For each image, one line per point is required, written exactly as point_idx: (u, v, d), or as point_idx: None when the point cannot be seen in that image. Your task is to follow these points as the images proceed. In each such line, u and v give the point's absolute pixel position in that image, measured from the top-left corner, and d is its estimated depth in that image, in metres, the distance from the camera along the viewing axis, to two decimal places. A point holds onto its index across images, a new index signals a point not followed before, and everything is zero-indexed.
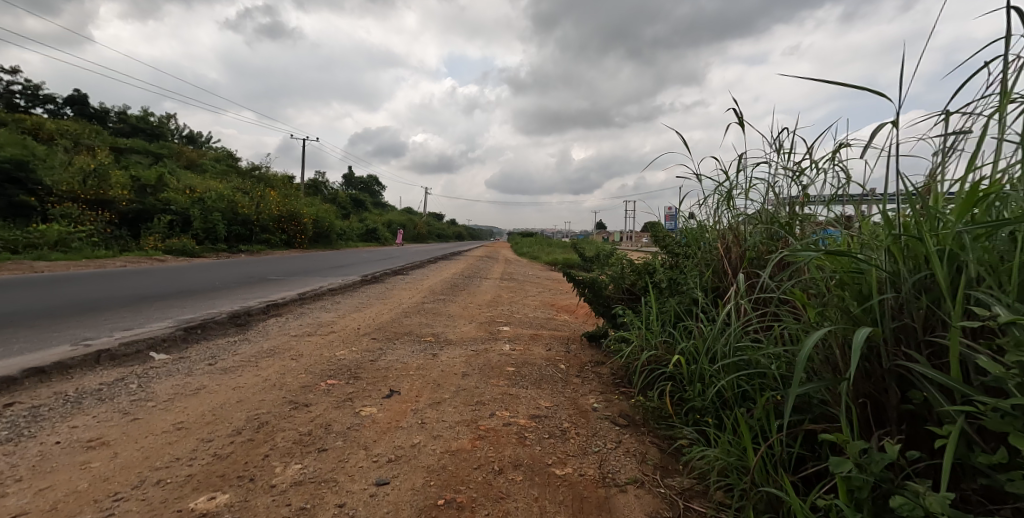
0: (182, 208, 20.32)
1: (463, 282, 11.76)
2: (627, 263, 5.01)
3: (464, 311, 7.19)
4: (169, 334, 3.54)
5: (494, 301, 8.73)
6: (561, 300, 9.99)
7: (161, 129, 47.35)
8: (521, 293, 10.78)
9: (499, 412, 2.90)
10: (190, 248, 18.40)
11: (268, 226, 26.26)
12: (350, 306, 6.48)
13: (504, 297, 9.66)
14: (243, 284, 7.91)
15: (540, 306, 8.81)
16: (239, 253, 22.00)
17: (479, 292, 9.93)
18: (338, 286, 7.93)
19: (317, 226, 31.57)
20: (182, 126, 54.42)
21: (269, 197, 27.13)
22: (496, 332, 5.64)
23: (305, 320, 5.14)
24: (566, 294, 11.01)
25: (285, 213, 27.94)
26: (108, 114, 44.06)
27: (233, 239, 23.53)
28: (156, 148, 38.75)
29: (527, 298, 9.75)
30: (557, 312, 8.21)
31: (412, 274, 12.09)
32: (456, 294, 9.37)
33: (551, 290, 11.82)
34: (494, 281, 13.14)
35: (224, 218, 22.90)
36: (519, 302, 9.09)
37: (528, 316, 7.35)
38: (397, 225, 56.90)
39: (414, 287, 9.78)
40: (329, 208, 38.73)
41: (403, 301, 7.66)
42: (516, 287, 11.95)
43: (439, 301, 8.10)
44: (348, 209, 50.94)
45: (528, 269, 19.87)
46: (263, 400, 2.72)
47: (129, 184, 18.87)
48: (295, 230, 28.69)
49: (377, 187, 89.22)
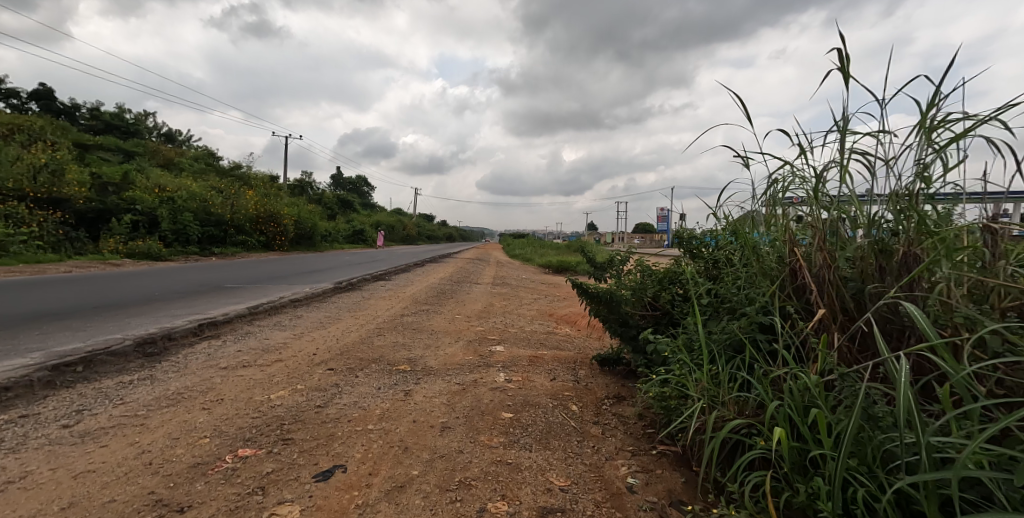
0: (147, 209, 19.89)
1: (451, 288, 10.70)
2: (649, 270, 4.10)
3: (449, 325, 6.18)
4: (20, 380, 2.55)
5: (485, 312, 7.70)
6: (562, 309, 8.96)
7: (138, 127, 46.19)
8: (515, 300, 9.74)
9: (491, 506, 1.91)
10: (152, 250, 18.64)
11: (244, 227, 25.06)
12: (312, 323, 5.46)
13: (497, 306, 8.61)
14: (193, 293, 6.91)
15: (538, 317, 7.79)
16: (209, 256, 21.21)
17: (469, 301, 8.88)
18: (303, 296, 6.89)
19: (299, 227, 30.31)
20: (160, 124, 53.13)
21: (246, 197, 25.89)
22: (487, 356, 4.64)
23: (247, 345, 4.12)
24: (566, 303, 9.97)
25: (264, 214, 26.72)
26: (79, 111, 42.85)
27: (206, 241, 22.60)
28: (130, 146, 37.64)
29: (523, 308, 8.69)
30: (556, 324, 7.25)
31: (396, 281, 11.02)
32: (442, 303, 8.34)
33: (549, 297, 10.75)
34: (486, 287, 12.08)
35: (195, 218, 21.93)
36: (514, 312, 8.06)
37: (524, 330, 6.36)
38: (386, 227, 55.51)
39: (396, 295, 8.75)
40: (313, 209, 37.39)
41: (380, 314, 6.64)
42: (511, 294, 10.89)
43: (421, 313, 7.07)
44: (334, 210, 49.68)
45: (522, 273, 18.83)
46: (112, 501, 1.69)
47: (89, 183, 18.83)
48: (275, 231, 27.45)
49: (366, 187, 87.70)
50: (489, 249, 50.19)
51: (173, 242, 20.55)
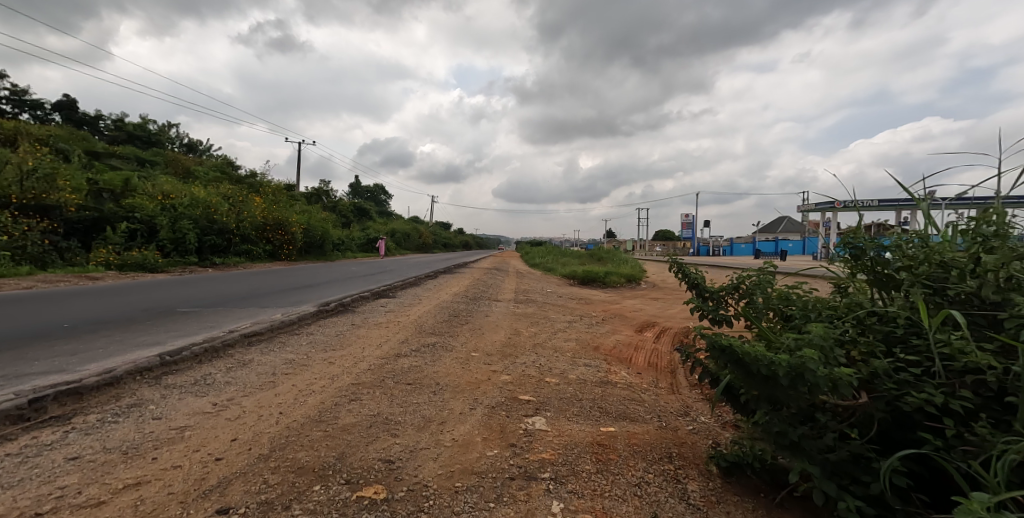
0: (144, 216, 19.14)
1: (466, 309, 8.89)
2: (851, 325, 2.23)
3: (463, 376, 4.39)
4: None
5: (509, 348, 5.88)
6: (606, 343, 7.06)
7: (161, 136, 46.53)
8: (545, 326, 7.86)
9: None
10: (148, 262, 17.70)
11: (250, 236, 23.94)
12: (258, 379, 3.69)
13: (524, 336, 6.77)
14: (132, 318, 5.35)
15: (579, 357, 5.91)
16: (208, 267, 20.12)
17: (489, 328, 7.07)
18: (268, 327, 5.18)
19: (309, 236, 29.03)
20: (182, 134, 53.58)
21: (253, 203, 24.72)
22: (525, 451, 2.77)
23: (103, 440, 2.34)
24: (610, 331, 8.05)
25: (272, 222, 25.51)
26: (98, 122, 43.07)
27: (208, 250, 21.53)
28: (148, 154, 37.63)
29: (557, 340, 6.81)
30: (608, 366, 5.52)
31: (401, 300, 9.28)
32: (455, 331, 6.56)
33: (585, 322, 8.82)
34: (508, 306, 10.21)
35: (196, 227, 20.91)
36: (548, 348, 6.17)
37: (569, 382, 4.52)
38: (402, 235, 54.33)
39: (396, 320, 7.03)
40: (326, 217, 36.25)
41: (368, 352, 4.88)
42: (540, 316, 9.02)
43: (426, 350, 5.29)
44: (348, 218, 48.90)
45: (548, 286, 17.03)
46: None
47: (86, 189, 18.19)
48: (282, 239, 26.15)
49: (383, 196, 87.23)
50: (506, 257, 48.53)
51: (170, 251, 19.69)
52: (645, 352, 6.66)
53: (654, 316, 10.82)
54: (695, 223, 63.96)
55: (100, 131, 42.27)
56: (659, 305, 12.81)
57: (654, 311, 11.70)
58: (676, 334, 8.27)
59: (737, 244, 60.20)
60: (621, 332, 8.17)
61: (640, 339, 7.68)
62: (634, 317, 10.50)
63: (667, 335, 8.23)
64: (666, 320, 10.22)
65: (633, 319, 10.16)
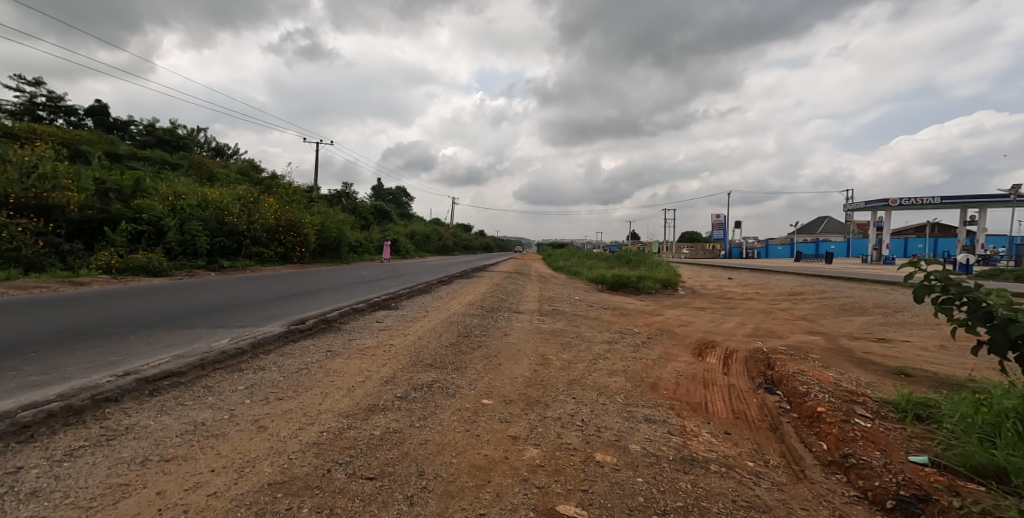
0: (151, 218, 18.27)
1: (483, 326, 7.34)
2: None
3: (466, 457, 2.77)
4: None
5: (534, 393, 4.27)
6: (663, 376, 5.38)
7: (188, 140, 46.76)
8: (580, 350, 6.24)
9: None
10: (152, 265, 16.78)
11: (261, 238, 22.85)
12: (105, 477, 2.08)
13: (554, 368, 5.15)
14: (22, 346, 3.94)
15: (634, 403, 4.24)
16: (215, 271, 19.08)
17: (510, 355, 5.49)
18: (195, 365, 3.64)
19: (324, 237, 27.97)
20: (210, 139, 54.04)
21: (266, 203, 23.69)
22: None
23: None
24: (662, 359, 6.35)
25: (284, 223, 24.40)
26: (127, 126, 43.34)
27: (217, 253, 20.58)
28: (174, 157, 37.61)
29: (599, 373, 5.16)
30: (678, 421, 3.86)
31: (403, 313, 7.75)
32: (465, 360, 5.00)
33: (628, 344, 7.14)
34: (533, 319, 8.60)
35: (205, 228, 19.96)
36: (589, 390, 4.53)
37: (635, 466, 2.85)
38: (421, 236, 53.22)
39: (389, 343, 5.52)
40: (344, 219, 35.30)
41: (329, 406, 3.30)
42: (572, 334, 7.41)
43: (418, 397, 3.72)
44: (367, 220, 48.04)
45: (576, 292, 15.29)
46: None
47: (92, 189, 17.46)
48: (295, 241, 25.04)
49: (405, 198, 86.87)
50: (528, 260, 46.81)
51: (176, 254, 18.77)
52: (719, 393, 4.95)
53: (708, 333, 9.02)
54: (726, 223, 60.86)
55: (128, 135, 42.63)
56: (707, 320, 10.97)
57: (706, 327, 9.86)
58: (748, 362, 6.52)
59: (773, 246, 57.00)
60: (676, 359, 6.46)
61: (703, 370, 5.95)
62: (684, 335, 8.72)
63: (735, 363, 6.47)
64: (725, 338, 8.42)
65: (683, 338, 8.41)
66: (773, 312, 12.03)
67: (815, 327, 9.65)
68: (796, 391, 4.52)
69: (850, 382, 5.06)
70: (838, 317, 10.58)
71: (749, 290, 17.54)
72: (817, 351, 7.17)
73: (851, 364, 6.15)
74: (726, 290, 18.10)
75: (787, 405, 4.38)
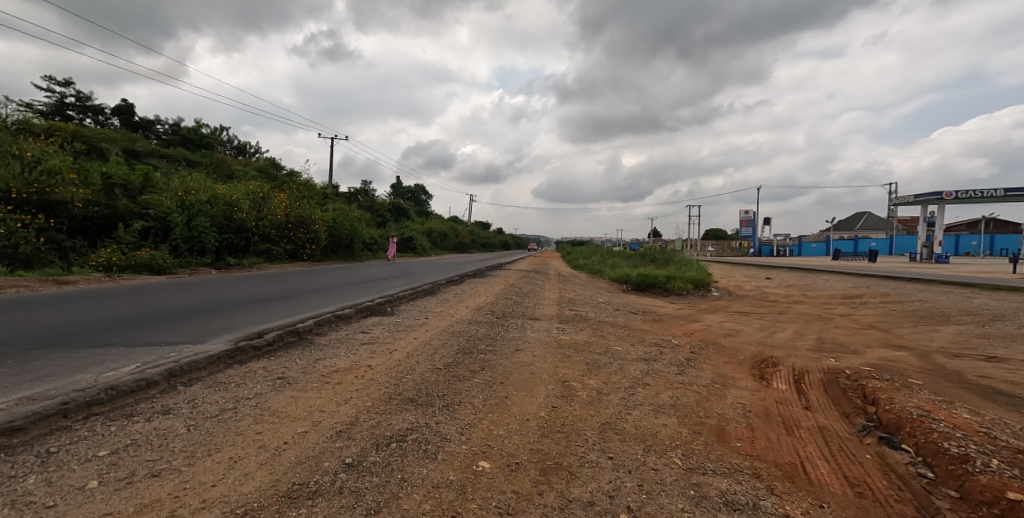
0: (159, 213, 16.81)
1: (491, 339, 6.04)
2: None
3: None
4: None
5: (554, 451, 2.95)
6: (728, 415, 3.98)
7: (210, 137, 46.46)
8: (612, 374, 4.89)
9: None
10: (157, 262, 15.20)
11: (269, 234, 21.41)
12: None
13: (580, 406, 3.81)
14: None
15: (701, 469, 2.88)
16: (222, 269, 17.43)
17: (522, 384, 4.17)
18: (45, 415, 2.39)
19: (335, 235, 27.05)
20: (231, 137, 53.96)
21: (275, 199, 22.45)
22: None
23: None
24: (718, 387, 4.95)
25: (294, 220, 23.08)
26: (148, 124, 42.72)
27: (225, 251, 19.11)
28: (197, 156, 37.31)
29: (642, 413, 3.79)
30: (780, 508, 2.48)
31: (396, 323, 6.50)
32: (460, 395, 3.72)
33: (669, 364, 5.75)
34: (553, 330, 7.25)
35: (213, 224, 18.57)
36: (634, 444, 3.19)
37: None
38: (438, 235, 52.33)
39: (366, 365, 4.26)
40: (359, 216, 34.52)
41: (226, 493, 2.04)
42: (600, 350, 6.07)
43: (378, 465, 2.46)
44: (384, 218, 47.34)
45: (601, 295, 13.84)
46: None
47: (98, 183, 15.96)
48: (305, 239, 23.87)
49: (422, 196, 86.05)
50: (545, 258, 45.29)
51: (182, 251, 17.19)
52: (812, 444, 3.54)
53: (763, 347, 7.54)
54: (755, 221, 58.21)
55: (151, 133, 41.96)
56: (755, 329, 9.46)
57: (757, 339, 8.37)
58: (830, 390, 5.07)
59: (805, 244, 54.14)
60: (734, 386, 5.06)
61: (773, 403, 4.54)
62: (733, 350, 7.26)
63: (813, 393, 5.04)
64: (784, 356, 6.96)
65: (733, 355, 6.97)
66: (828, 322, 10.46)
67: (888, 342, 8.12)
68: (939, 450, 3.10)
69: (1001, 427, 3.62)
70: (915, 329, 8.97)
71: (792, 293, 15.84)
72: (912, 375, 5.69)
73: (974, 396, 4.68)
74: (765, 292, 16.43)
75: (930, 474, 2.97)
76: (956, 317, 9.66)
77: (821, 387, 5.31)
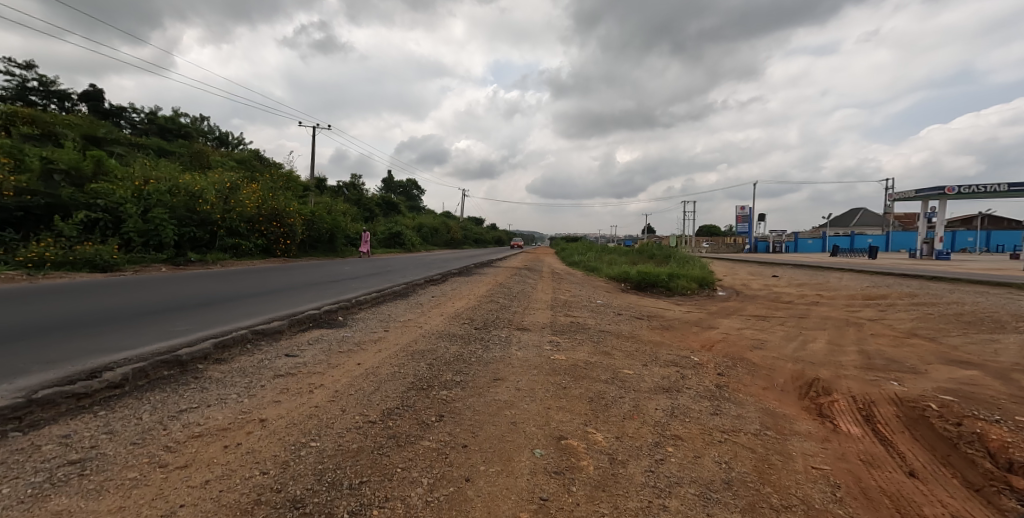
0: (110, 203, 15.00)
1: (463, 364, 4.57)
2: None
3: None
4: None
5: None
6: (817, 504, 2.54)
7: (190, 127, 44.41)
8: (626, 421, 3.47)
9: None
10: (102, 258, 13.44)
11: (239, 228, 19.72)
12: None
13: (587, 498, 2.35)
14: None
15: None
16: (179, 266, 15.71)
17: (497, 453, 2.71)
18: None
19: (314, 229, 25.43)
20: (213, 128, 51.87)
21: (247, 189, 20.74)
22: None
23: None
24: (774, 437, 3.53)
25: (267, 213, 21.40)
26: (120, 114, 40.44)
27: (186, 245, 17.40)
28: (173, 146, 35.30)
29: (688, 509, 2.34)
30: None
31: (341, 342, 4.99)
32: (390, 482, 2.24)
33: (698, 397, 4.34)
34: (545, 346, 5.80)
35: (172, 216, 16.87)
36: None
37: None
38: (429, 230, 50.77)
39: (257, 420, 2.72)
40: (345, 210, 32.93)
41: None
42: (605, 379, 4.61)
43: None
44: (372, 212, 45.63)
45: (599, 295, 12.44)
46: None
47: (40, 169, 14.19)
48: (279, 233, 22.15)
49: (415, 190, 84.24)
50: (540, 254, 43.80)
51: (135, 246, 15.42)
52: None
53: (802, 366, 6.15)
54: (751, 217, 57.24)
55: (126, 121, 39.72)
56: (781, 339, 8.08)
57: (789, 352, 7.02)
58: (928, 440, 3.70)
59: (802, 241, 53.31)
60: (794, 435, 3.64)
61: (861, 467, 3.13)
62: (768, 369, 5.86)
63: (903, 445, 3.63)
64: (834, 379, 5.56)
65: (770, 377, 5.56)
66: (861, 329, 9.11)
67: (946, 357, 6.77)
68: None
69: None
70: (969, 342, 7.71)
71: (806, 294, 14.53)
72: (1018, 412, 4.33)
73: None
74: (776, 293, 15.12)
75: None
76: (1010, 327, 8.39)
77: (907, 430, 3.95)
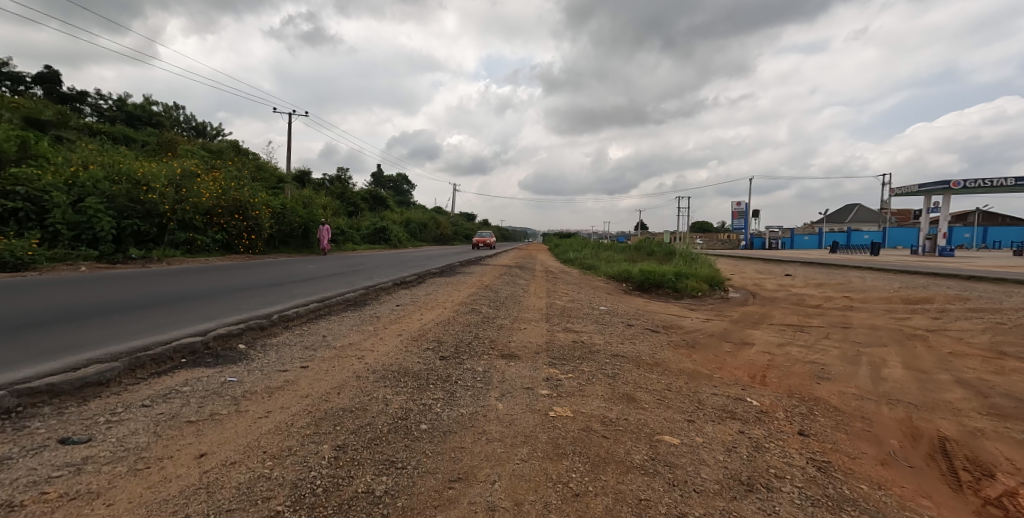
0: (32, 190, 12.93)
1: (401, 446, 2.66)
2: None
3: None
4: None
5: None
6: None
7: (163, 115, 41.85)
8: None
9: None
10: (13, 255, 11.32)
11: (194, 221, 17.58)
12: None
13: None
14: None
15: None
16: (115, 265, 13.56)
17: None
18: None
19: (286, 224, 23.32)
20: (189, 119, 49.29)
21: (206, 178, 18.63)
22: None
23: None
24: None
25: (229, 205, 19.30)
26: (85, 99, 37.82)
27: (128, 240, 15.20)
28: (140, 134, 32.90)
29: None
30: None
31: (208, 400, 3.05)
32: None
33: (810, 510, 2.45)
34: (540, 390, 3.90)
35: (111, 206, 14.71)
36: None
37: None
38: (417, 224, 48.69)
39: None
40: (324, 203, 30.84)
41: None
42: (640, 468, 2.73)
43: None
44: (356, 206, 43.48)
45: (600, 299, 10.59)
46: None
47: None
48: (243, 227, 20.01)
49: (404, 185, 81.88)
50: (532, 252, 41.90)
51: (62, 241, 13.25)
52: None
53: (906, 411, 4.32)
54: (748, 212, 55.84)
55: (91, 108, 37.13)
56: (841, 363, 6.25)
57: (869, 385, 5.19)
58: None
59: (799, 237, 52.02)
60: None
61: None
62: (865, 422, 4.01)
63: None
64: (970, 438, 3.71)
65: (876, 438, 3.71)
66: (930, 345, 7.32)
67: None
68: None
69: None
70: None
71: (833, 297, 12.81)
72: None
73: None
74: (798, 296, 13.34)
75: None
76: None
77: None
